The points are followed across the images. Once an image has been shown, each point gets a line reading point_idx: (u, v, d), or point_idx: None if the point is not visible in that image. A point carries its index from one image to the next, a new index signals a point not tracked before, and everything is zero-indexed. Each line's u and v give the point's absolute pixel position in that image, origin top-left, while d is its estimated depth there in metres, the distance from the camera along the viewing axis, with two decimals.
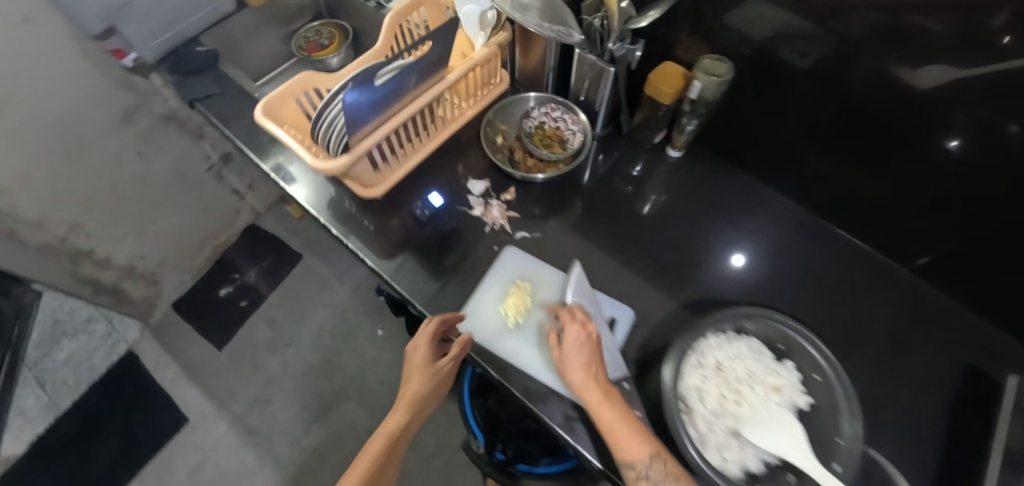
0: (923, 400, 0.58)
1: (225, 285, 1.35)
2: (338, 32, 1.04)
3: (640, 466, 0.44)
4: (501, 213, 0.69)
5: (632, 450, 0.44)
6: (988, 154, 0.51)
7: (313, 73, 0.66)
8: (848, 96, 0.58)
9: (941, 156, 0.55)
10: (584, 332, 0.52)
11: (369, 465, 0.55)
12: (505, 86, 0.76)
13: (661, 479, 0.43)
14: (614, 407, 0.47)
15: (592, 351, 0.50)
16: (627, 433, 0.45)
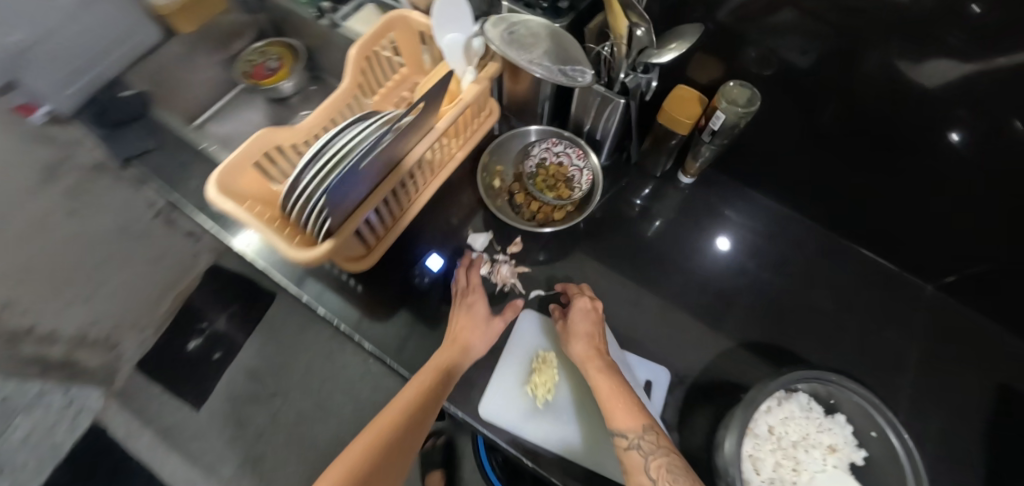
0: (964, 429, 0.57)
1: (192, 338, 1.16)
2: (287, 52, 0.91)
3: (631, 436, 0.45)
4: (512, 270, 0.63)
5: (624, 421, 0.46)
6: (991, 148, 0.48)
7: (272, 128, 0.55)
8: (848, 96, 0.53)
9: (943, 148, 0.52)
10: (590, 306, 0.57)
11: (419, 394, 0.48)
12: (495, 120, 0.66)
13: (652, 449, 0.44)
14: (612, 376, 0.50)
15: (592, 324, 0.55)
16: (625, 403, 0.48)
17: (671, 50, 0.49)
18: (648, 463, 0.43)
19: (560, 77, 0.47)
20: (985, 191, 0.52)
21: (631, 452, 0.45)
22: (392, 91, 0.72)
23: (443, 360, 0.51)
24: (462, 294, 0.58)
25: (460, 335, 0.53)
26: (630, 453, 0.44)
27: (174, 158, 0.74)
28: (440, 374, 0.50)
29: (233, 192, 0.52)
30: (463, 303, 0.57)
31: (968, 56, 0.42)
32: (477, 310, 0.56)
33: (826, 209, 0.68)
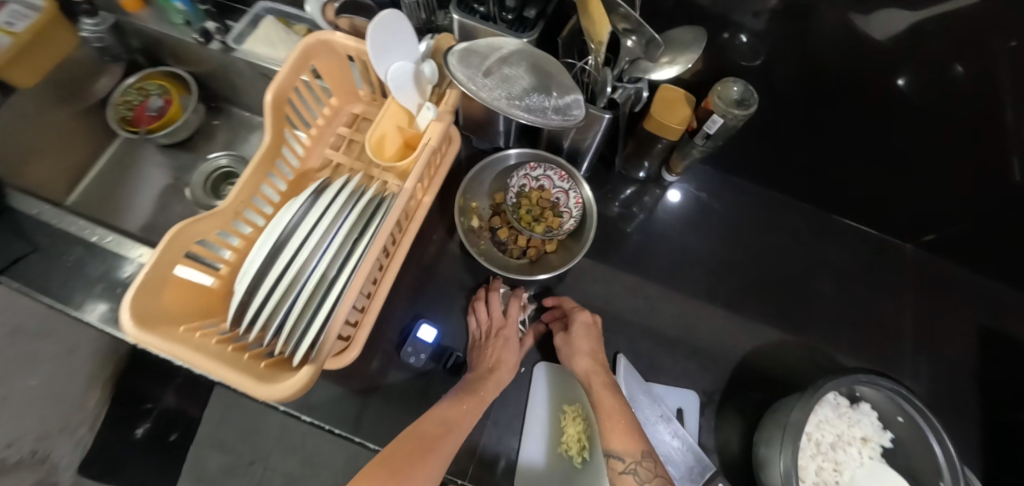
0: (955, 378, 0.61)
1: (139, 424, 1.01)
2: (172, 83, 0.75)
3: (628, 460, 0.44)
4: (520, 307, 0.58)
5: (622, 442, 0.45)
6: (931, 91, 0.49)
7: (189, 221, 0.43)
8: (812, 66, 0.51)
9: (889, 96, 0.52)
10: (592, 321, 0.55)
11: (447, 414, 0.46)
12: (458, 146, 0.57)
13: (648, 476, 0.43)
14: (613, 395, 0.49)
15: (594, 340, 0.53)
16: (626, 423, 0.46)
17: (667, 64, 0.45)
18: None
19: (554, 118, 0.39)
20: (946, 137, 0.53)
21: (625, 476, 0.44)
22: (325, 128, 0.60)
23: (481, 386, 0.51)
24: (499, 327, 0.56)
25: (497, 365, 0.53)
26: (624, 477, 0.43)
27: (62, 258, 0.57)
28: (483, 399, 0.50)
29: (159, 319, 0.41)
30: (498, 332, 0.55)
31: (917, 5, 0.41)
32: (513, 346, 0.55)
33: (810, 185, 0.67)
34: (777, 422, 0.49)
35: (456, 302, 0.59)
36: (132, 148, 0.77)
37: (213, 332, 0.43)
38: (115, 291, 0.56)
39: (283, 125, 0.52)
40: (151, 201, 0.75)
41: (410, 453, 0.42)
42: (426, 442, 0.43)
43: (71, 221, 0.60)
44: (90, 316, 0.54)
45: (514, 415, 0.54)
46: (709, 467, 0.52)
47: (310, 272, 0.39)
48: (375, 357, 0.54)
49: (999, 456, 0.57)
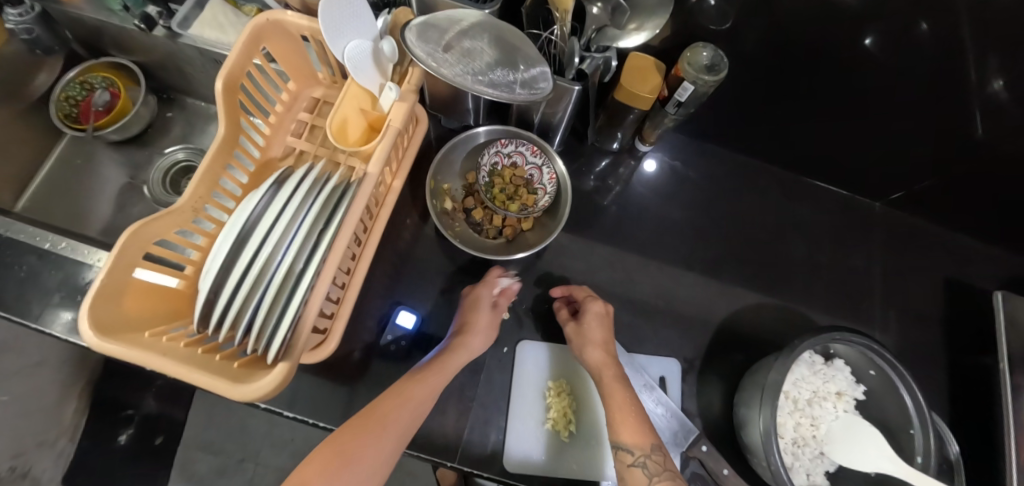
0: (921, 330, 0.63)
1: (121, 430, 0.97)
2: (117, 74, 0.71)
3: (638, 453, 0.43)
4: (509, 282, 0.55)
5: (632, 436, 0.44)
6: (900, 49, 0.49)
7: (142, 222, 0.41)
8: (785, 27, 0.50)
9: (856, 56, 0.52)
10: (605, 311, 0.53)
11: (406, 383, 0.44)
12: (425, 126, 0.55)
13: (658, 471, 0.42)
14: (626, 388, 0.48)
15: (606, 330, 0.52)
16: (638, 416, 0.45)
17: (635, 31, 0.45)
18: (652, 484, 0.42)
19: (520, 92, 0.38)
20: (914, 93, 0.53)
21: (634, 470, 0.43)
22: (285, 115, 0.57)
23: (445, 355, 0.48)
24: (490, 298, 0.53)
25: (463, 335, 0.50)
26: (632, 470, 0.43)
27: (14, 270, 0.54)
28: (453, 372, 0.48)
29: (121, 327, 0.39)
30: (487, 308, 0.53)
31: None
32: (488, 316, 0.52)
33: (783, 149, 0.67)
34: (756, 383, 0.51)
35: (435, 287, 0.58)
36: (79, 146, 0.73)
37: (181, 335, 0.41)
38: (75, 299, 0.54)
39: (238, 113, 0.49)
40: (107, 203, 0.71)
41: (368, 423, 0.40)
42: (385, 414, 0.41)
43: (20, 228, 0.56)
44: (55, 328, 0.52)
45: (499, 395, 0.54)
46: (692, 430, 0.51)
47: (276, 266, 0.38)
48: (354, 348, 0.53)
49: (961, 400, 0.60)
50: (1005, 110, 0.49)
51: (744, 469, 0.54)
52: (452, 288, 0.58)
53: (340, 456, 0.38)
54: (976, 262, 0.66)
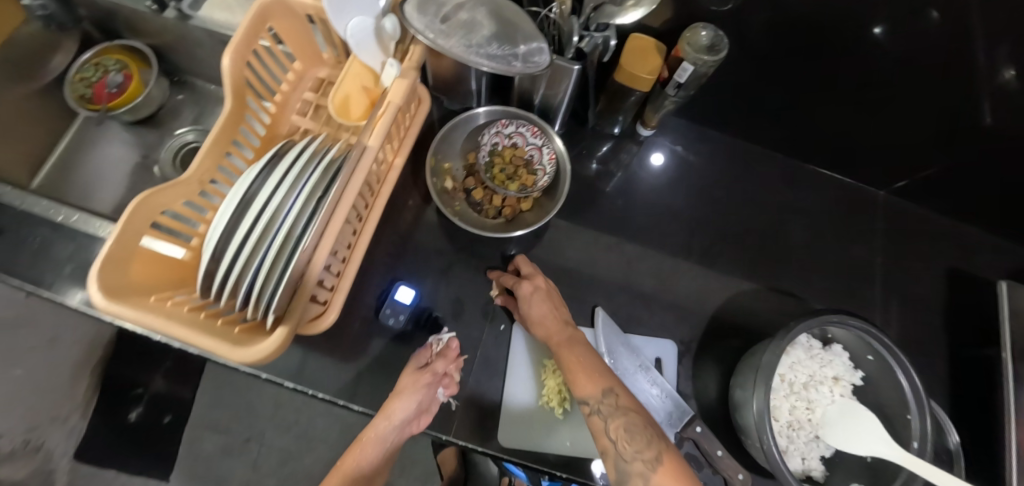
0: (922, 319, 0.63)
1: (131, 408, 1.02)
2: (129, 55, 0.72)
3: (592, 402, 0.45)
4: (443, 344, 0.52)
5: (584, 388, 0.46)
6: (910, 39, 0.48)
7: (150, 191, 0.42)
8: (789, 10, 0.49)
9: (864, 44, 0.51)
10: (535, 286, 0.53)
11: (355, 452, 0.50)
12: (428, 106, 0.56)
13: (610, 412, 0.44)
14: (577, 348, 0.49)
15: (544, 300, 0.52)
16: (588, 369, 0.47)
17: (633, 7, 0.43)
18: (608, 426, 0.44)
19: (517, 66, 0.38)
20: (921, 80, 0.53)
21: (593, 418, 0.45)
22: (290, 94, 0.58)
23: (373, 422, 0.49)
24: (421, 359, 0.50)
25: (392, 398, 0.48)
26: (592, 418, 0.45)
27: (29, 241, 0.56)
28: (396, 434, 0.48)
29: (128, 290, 0.40)
30: (417, 368, 0.50)
31: None
32: (412, 382, 0.48)
33: (787, 136, 0.67)
34: (750, 366, 0.51)
35: (435, 266, 0.58)
36: (93, 126, 0.74)
37: (185, 301, 0.43)
38: (86, 270, 0.55)
39: (245, 90, 0.50)
40: (120, 181, 0.73)
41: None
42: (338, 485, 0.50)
43: (36, 201, 0.58)
44: (70, 299, 0.53)
45: (494, 372, 0.55)
46: (687, 411, 0.52)
47: (276, 233, 0.39)
48: (353, 323, 0.54)
49: (961, 389, 0.60)
50: (1014, 100, 0.48)
51: (738, 450, 0.54)
52: (451, 268, 0.59)
53: None
54: (982, 252, 0.66)
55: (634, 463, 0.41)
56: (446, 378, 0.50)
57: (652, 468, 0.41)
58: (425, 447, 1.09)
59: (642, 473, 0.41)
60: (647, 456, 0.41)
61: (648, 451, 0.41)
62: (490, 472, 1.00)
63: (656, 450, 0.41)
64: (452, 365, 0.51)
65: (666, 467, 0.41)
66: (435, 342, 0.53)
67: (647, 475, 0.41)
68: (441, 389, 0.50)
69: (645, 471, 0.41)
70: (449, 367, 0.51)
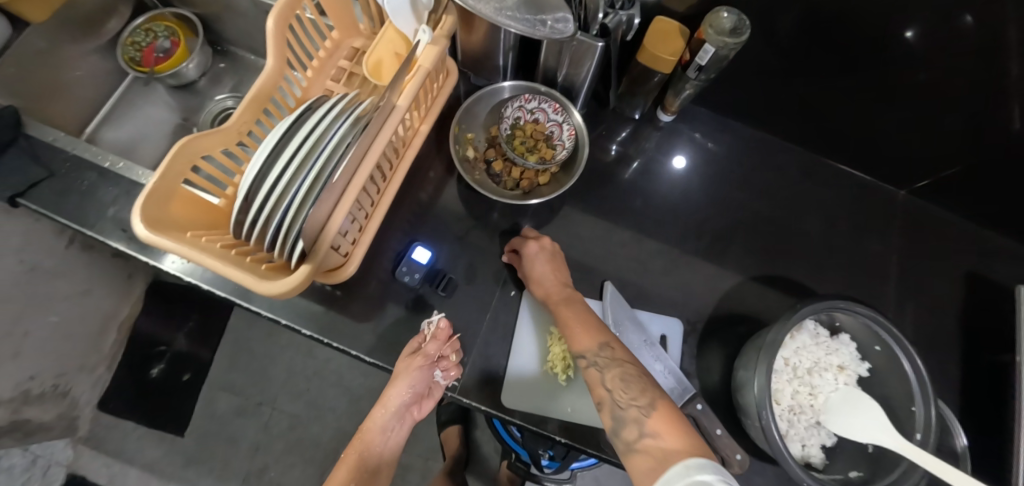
0: (932, 320, 0.63)
1: (154, 364, 1.09)
2: (178, 23, 0.77)
3: (588, 355, 0.49)
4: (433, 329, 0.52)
5: (581, 343, 0.50)
6: (941, 42, 0.49)
7: (193, 136, 0.45)
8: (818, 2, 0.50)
9: (895, 47, 0.52)
10: (541, 247, 0.56)
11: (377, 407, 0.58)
12: (455, 79, 0.58)
13: (606, 363, 0.48)
14: (573, 305, 0.53)
15: (546, 259, 0.56)
16: (585, 326, 0.51)
17: None
18: (604, 376, 0.47)
19: (542, 30, 0.40)
20: (951, 83, 0.53)
21: (589, 370, 0.48)
22: (326, 61, 0.60)
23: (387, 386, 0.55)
24: (415, 344, 0.52)
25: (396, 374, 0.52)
26: (589, 370, 0.48)
27: (77, 184, 0.60)
28: (409, 416, 0.59)
29: (167, 225, 0.43)
30: (411, 352, 0.52)
31: None
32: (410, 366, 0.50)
33: (809, 131, 0.67)
34: (755, 346, 0.51)
35: (452, 232, 0.60)
36: (139, 86, 0.78)
37: (218, 240, 0.45)
38: (128, 214, 0.59)
39: (287, 52, 0.53)
40: (162, 140, 0.78)
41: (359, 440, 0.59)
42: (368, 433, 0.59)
43: (84, 146, 0.62)
44: (113, 238, 0.57)
45: (503, 337, 0.57)
46: (688, 390, 0.53)
47: (307, 172, 0.42)
48: (371, 280, 0.57)
49: (972, 391, 0.59)
50: None
51: (739, 431, 0.55)
52: (468, 235, 0.61)
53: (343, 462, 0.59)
54: (1003, 257, 0.65)
55: (629, 410, 0.44)
56: (444, 361, 0.52)
57: (646, 413, 0.43)
58: (429, 423, 1.12)
59: (636, 418, 0.43)
60: (641, 403, 0.44)
61: (643, 399, 0.44)
62: (490, 457, 1.12)
63: (649, 397, 0.44)
64: (445, 347, 0.51)
65: (660, 412, 0.43)
66: (426, 327, 0.53)
67: (642, 420, 0.43)
68: (439, 371, 0.52)
69: (641, 417, 0.43)
70: (444, 349, 0.52)
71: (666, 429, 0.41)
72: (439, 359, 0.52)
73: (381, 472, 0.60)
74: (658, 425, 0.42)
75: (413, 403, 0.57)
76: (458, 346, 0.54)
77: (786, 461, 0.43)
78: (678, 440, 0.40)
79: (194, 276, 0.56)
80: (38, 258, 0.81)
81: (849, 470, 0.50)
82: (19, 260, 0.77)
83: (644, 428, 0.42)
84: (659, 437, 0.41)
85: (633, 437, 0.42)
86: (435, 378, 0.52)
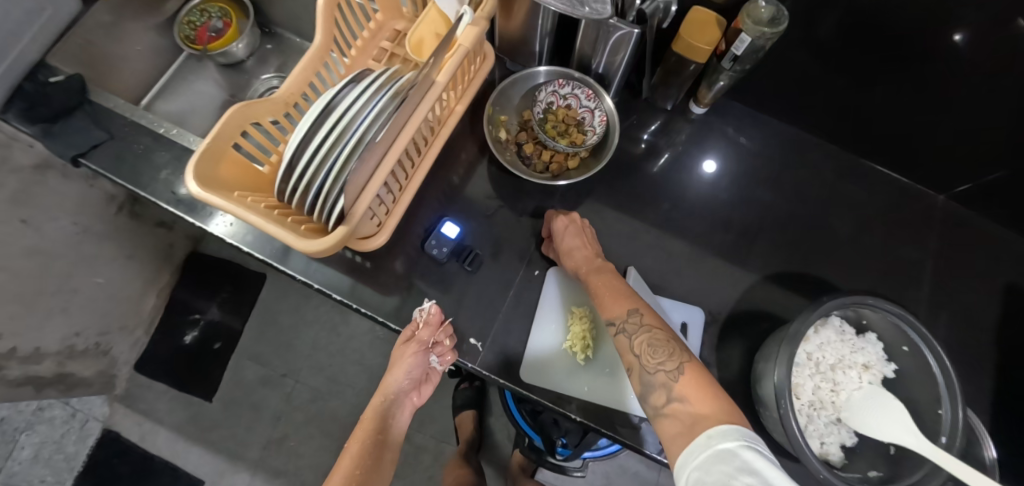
0: (966, 329, 0.61)
1: (188, 331, 1.16)
2: (230, 6, 0.82)
3: (618, 322, 0.50)
4: (423, 318, 0.55)
5: (612, 311, 0.51)
6: (993, 47, 0.47)
7: (244, 103, 0.48)
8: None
9: (943, 50, 0.51)
10: (571, 220, 0.57)
11: (378, 396, 0.64)
12: (491, 63, 0.59)
13: (635, 330, 0.48)
14: (605, 275, 0.55)
15: (578, 233, 0.56)
16: (616, 295, 0.52)
17: None
18: (632, 342, 0.48)
19: (583, 10, 0.42)
20: (1002, 88, 0.51)
21: (619, 337, 0.49)
22: (369, 42, 0.63)
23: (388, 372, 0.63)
24: (410, 331, 0.55)
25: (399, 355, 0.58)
26: (619, 337, 0.49)
27: (133, 147, 0.64)
28: (410, 402, 0.66)
29: (217, 184, 0.46)
30: (407, 339, 0.56)
31: None
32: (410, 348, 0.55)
33: (848, 131, 0.66)
34: (777, 338, 0.51)
35: (481, 210, 0.62)
36: (193, 63, 0.83)
37: (260, 201, 0.48)
38: (178, 178, 0.63)
39: (336, 29, 0.56)
40: (210, 113, 0.82)
41: (365, 426, 0.62)
42: (371, 419, 0.63)
43: (141, 113, 0.66)
44: (162, 200, 0.61)
45: (525, 315, 0.58)
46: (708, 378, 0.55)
47: (351, 136, 0.43)
48: (401, 252, 0.59)
49: (1008, 405, 0.57)
50: None
51: (757, 425, 0.55)
52: (496, 215, 0.62)
53: (346, 447, 0.61)
54: None
55: (657, 375, 0.44)
56: (438, 346, 0.54)
57: (674, 378, 0.43)
58: (445, 405, 1.14)
59: (665, 383, 0.44)
60: (669, 368, 0.44)
61: (670, 364, 0.44)
62: (503, 445, 1.13)
63: (677, 362, 0.44)
64: (438, 332, 0.54)
65: (688, 377, 0.43)
66: (419, 314, 0.55)
67: (670, 385, 0.43)
68: (434, 356, 0.54)
69: (668, 382, 0.44)
70: (437, 335, 0.54)
71: (695, 393, 0.42)
72: (434, 344, 0.54)
73: (386, 456, 0.61)
74: (686, 390, 0.42)
75: (412, 389, 0.65)
76: (452, 331, 0.55)
77: (805, 456, 0.43)
78: (705, 406, 0.40)
79: (237, 239, 0.58)
80: (89, 221, 0.86)
81: (870, 470, 0.49)
82: (72, 222, 0.82)
83: (673, 393, 0.43)
84: (687, 401, 0.42)
85: (662, 402, 0.43)
86: (432, 364, 0.55)
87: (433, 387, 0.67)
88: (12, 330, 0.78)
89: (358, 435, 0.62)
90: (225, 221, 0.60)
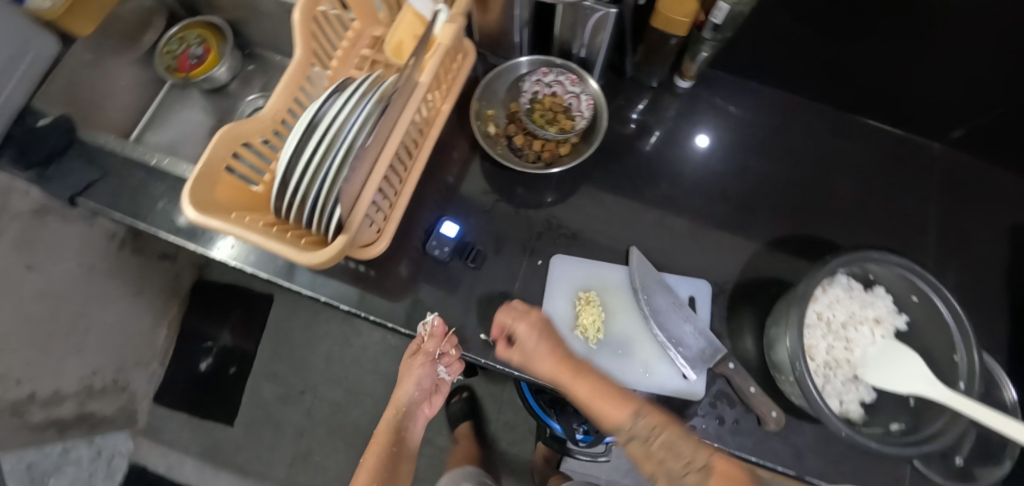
0: (974, 273, 0.61)
1: (202, 358, 1.17)
2: (209, 31, 0.82)
3: (626, 429, 0.45)
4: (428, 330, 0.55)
5: (615, 416, 0.46)
6: None
7: (232, 124, 0.48)
8: None
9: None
10: (530, 317, 0.52)
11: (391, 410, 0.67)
12: (473, 59, 0.59)
13: (648, 435, 0.44)
14: (588, 377, 0.49)
15: (538, 328, 0.51)
16: (610, 396, 0.47)
17: None
18: (649, 449, 0.44)
19: None
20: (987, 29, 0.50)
21: (632, 444, 0.45)
22: (349, 51, 0.63)
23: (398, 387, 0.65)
24: (416, 343, 0.58)
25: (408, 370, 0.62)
26: (633, 447, 0.45)
27: (128, 180, 0.64)
28: (422, 414, 0.68)
29: (213, 207, 0.46)
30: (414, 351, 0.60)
31: None
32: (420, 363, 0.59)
33: (836, 89, 0.66)
34: (786, 300, 0.51)
35: (478, 207, 0.62)
36: (176, 92, 0.84)
37: (258, 221, 0.48)
38: (175, 207, 0.63)
39: (314, 42, 0.56)
40: (201, 140, 0.82)
41: (382, 439, 0.66)
42: (386, 432, 0.67)
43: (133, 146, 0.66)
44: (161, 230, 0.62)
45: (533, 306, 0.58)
46: (720, 349, 0.53)
47: (339, 146, 0.43)
48: (403, 256, 0.59)
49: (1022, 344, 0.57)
50: None
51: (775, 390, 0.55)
52: (494, 210, 0.62)
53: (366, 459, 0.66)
54: None
55: (687, 477, 0.41)
56: (444, 356, 0.57)
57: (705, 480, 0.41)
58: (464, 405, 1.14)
59: None
60: (697, 467, 0.41)
61: (697, 462, 0.42)
62: (526, 438, 1.14)
63: (704, 458, 0.42)
64: (443, 343, 0.55)
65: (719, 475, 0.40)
66: (423, 328, 0.56)
67: None
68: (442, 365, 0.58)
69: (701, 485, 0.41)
70: (443, 347, 0.56)
71: None
72: (441, 354, 0.58)
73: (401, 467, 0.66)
74: None
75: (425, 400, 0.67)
76: (457, 341, 0.56)
77: (824, 414, 0.43)
78: None
79: (240, 260, 0.59)
80: (93, 260, 0.86)
81: (890, 423, 0.50)
82: (77, 262, 0.83)
83: None
84: None
85: None
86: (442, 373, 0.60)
87: (443, 397, 0.69)
88: (30, 375, 0.79)
89: (375, 448, 0.66)
90: (227, 244, 0.60)
